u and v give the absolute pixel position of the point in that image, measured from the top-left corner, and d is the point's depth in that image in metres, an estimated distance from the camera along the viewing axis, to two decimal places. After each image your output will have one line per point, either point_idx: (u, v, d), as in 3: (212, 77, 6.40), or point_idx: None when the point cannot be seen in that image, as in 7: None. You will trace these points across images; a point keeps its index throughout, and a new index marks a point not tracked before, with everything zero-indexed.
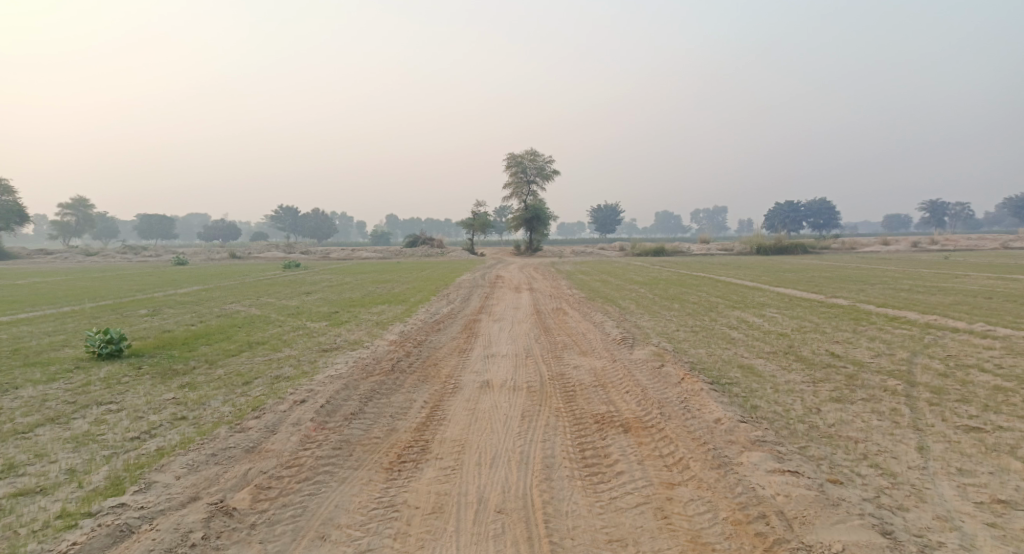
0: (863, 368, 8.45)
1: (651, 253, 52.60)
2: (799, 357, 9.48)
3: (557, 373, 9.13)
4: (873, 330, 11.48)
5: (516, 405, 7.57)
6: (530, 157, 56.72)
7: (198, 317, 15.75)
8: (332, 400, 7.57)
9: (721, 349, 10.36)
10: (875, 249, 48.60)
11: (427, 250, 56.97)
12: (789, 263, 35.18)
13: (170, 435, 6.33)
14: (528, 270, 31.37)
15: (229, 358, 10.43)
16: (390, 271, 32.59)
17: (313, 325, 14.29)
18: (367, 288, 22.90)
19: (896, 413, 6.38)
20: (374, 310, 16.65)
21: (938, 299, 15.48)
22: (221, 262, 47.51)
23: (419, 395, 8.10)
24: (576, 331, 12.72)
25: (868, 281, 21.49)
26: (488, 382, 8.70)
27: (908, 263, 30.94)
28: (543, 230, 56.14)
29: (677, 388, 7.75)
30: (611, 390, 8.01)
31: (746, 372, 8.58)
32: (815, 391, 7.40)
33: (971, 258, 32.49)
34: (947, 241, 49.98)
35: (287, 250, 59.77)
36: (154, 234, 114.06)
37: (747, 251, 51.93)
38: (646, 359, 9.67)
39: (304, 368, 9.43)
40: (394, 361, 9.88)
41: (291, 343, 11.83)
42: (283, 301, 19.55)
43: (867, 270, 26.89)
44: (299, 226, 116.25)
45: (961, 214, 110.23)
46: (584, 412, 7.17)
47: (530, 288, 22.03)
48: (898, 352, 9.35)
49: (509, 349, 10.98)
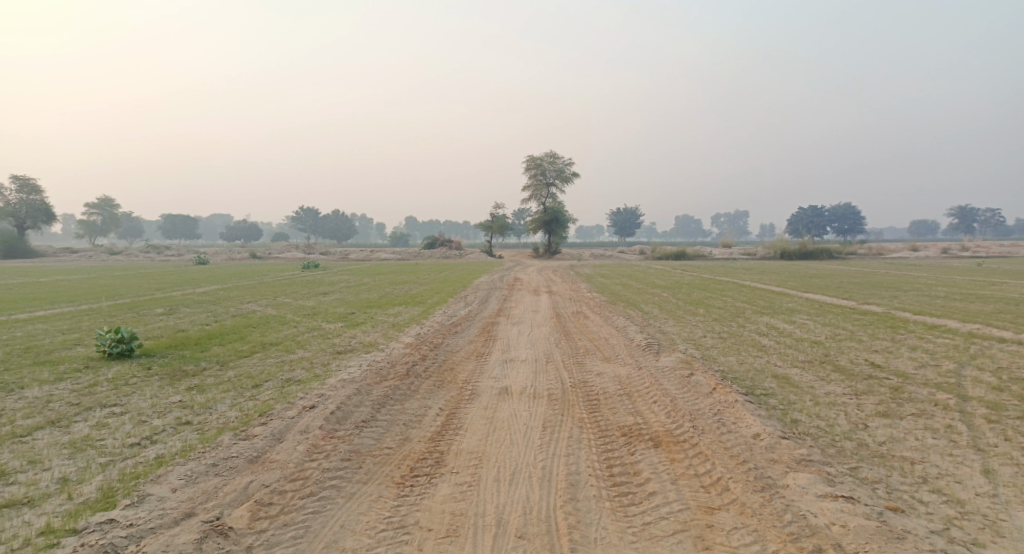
0: (908, 380, 7.84)
1: (672, 257, 51.74)
2: (837, 366, 8.89)
3: (579, 380, 8.69)
4: (913, 339, 10.79)
5: (536, 414, 7.16)
6: (550, 159, 56.30)
7: (214, 317, 15.65)
8: (345, 407, 7.25)
9: (753, 358, 9.81)
10: (904, 255, 47.11)
11: (445, 252, 56.85)
12: (815, 268, 34.15)
13: (171, 442, 6.07)
14: (548, 273, 30.97)
15: (241, 360, 10.20)
16: (408, 272, 32.48)
17: (327, 326, 14.06)
18: (384, 289, 22.66)
19: (953, 430, 5.78)
20: (390, 311, 16.39)
21: (979, 307, 14.64)
22: (242, 261, 48.02)
23: (434, 402, 7.73)
24: (597, 336, 12.25)
25: (901, 288, 20.59)
26: (507, 389, 8.29)
27: (942, 269, 29.75)
28: (561, 233, 55.62)
29: (709, 398, 7.26)
30: (637, 401, 7.56)
31: (781, 383, 8.02)
32: (860, 404, 6.83)
33: (1008, 265, 31.15)
34: (980, 247, 48.31)
35: (307, 250, 60.23)
36: (178, 235, 116.18)
37: (771, 256, 50.82)
38: (673, 367, 9.17)
39: (315, 371, 9.17)
40: (409, 365, 9.56)
41: (304, 344, 11.58)
42: (300, 302, 19.40)
43: (900, 276, 25.91)
44: (320, 227, 117.46)
45: (993, 221, 106.86)
46: (609, 423, 6.74)
47: (549, 291, 21.60)
48: (944, 363, 8.69)
49: (528, 354, 10.55)
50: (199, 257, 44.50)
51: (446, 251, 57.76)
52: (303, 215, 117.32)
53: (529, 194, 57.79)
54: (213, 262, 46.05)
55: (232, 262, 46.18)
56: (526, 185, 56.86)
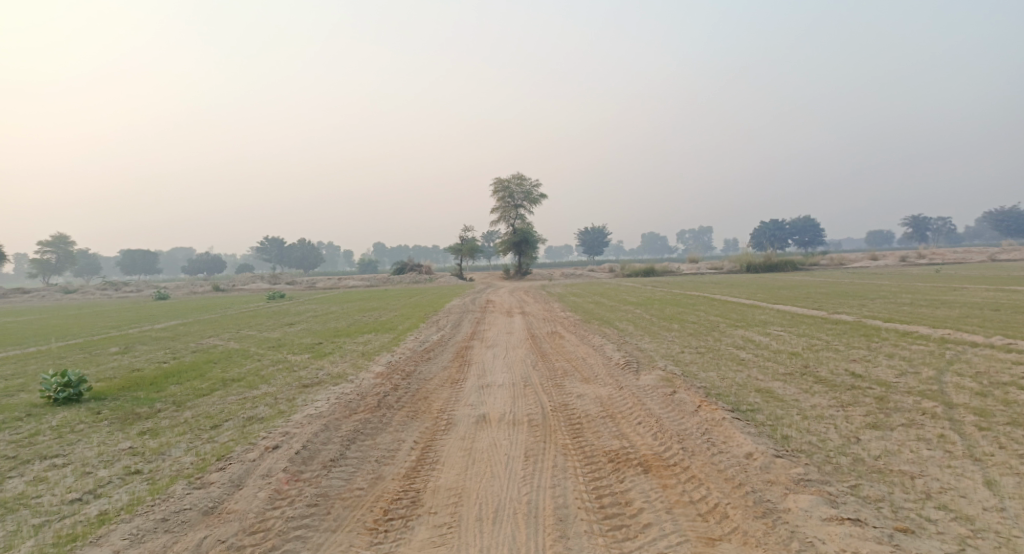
0: (891, 389, 7.78)
1: (642, 274, 52.22)
2: (819, 378, 8.79)
3: (559, 403, 8.35)
4: (888, 347, 10.86)
5: (517, 443, 6.78)
6: (517, 181, 56.57)
7: (172, 354, 14.75)
8: (311, 445, 6.73)
9: (733, 372, 9.67)
10: (864, 264, 48.60)
11: (415, 277, 56.08)
12: (781, 280, 34.80)
13: (117, 496, 5.43)
14: (519, 294, 30.70)
15: (200, 399, 9.49)
16: (378, 298, 31.76)
17: (294, 358, 13.38)
18: (353, 317, 21.93)
19: (946, 440, 5.65)
20: (360, 340, 15.79)
21: (945, 312, 14.98)
22: (203, 294, 46.36)
23: (408, 434, 7.26)
24: (575, 356, 11.95)
25: (866, 296, 21.02)
26: (485, 416, 7.90)
27: (901, 276, 30.64)
28: (532, 254, 55.63)
29: (696, 417, 7.01)
30: (621, 423, 7.26)
31: (766, 397, 7.84)
32: (848, 416, 6.68)
33: (963, 270, 32.32)
34: (933, 254, 50.29)
35: (272, 281, 58.54)
36: (136, 269, 111.86)
37: (737, 269, 51.81)
38: (655, 385, 8.92)
39: (281, 407, 8.58)
40: (381, 396, 9.04)
41: (269, 379, 10.92)
42: (265, 333, 18.56)
43: (864, 284, 26.56)
44: (286, 257, 114.94)
45: (942, 230, 112.01)
46: (594, 449, 6.41)
47: (523, 312, 21.26)
48: (924, 370, 8.69)
49: (505, 378, 10.15)
50: (158, 292, 42.72)
51: (416, 275, 57.04)
52: (267, 245, 114.79)
53: (498, 216, 57.78)
54: (173, 297, 44.18)
55: (192, 296, 44.46)
56: (494, 207, 56.85)
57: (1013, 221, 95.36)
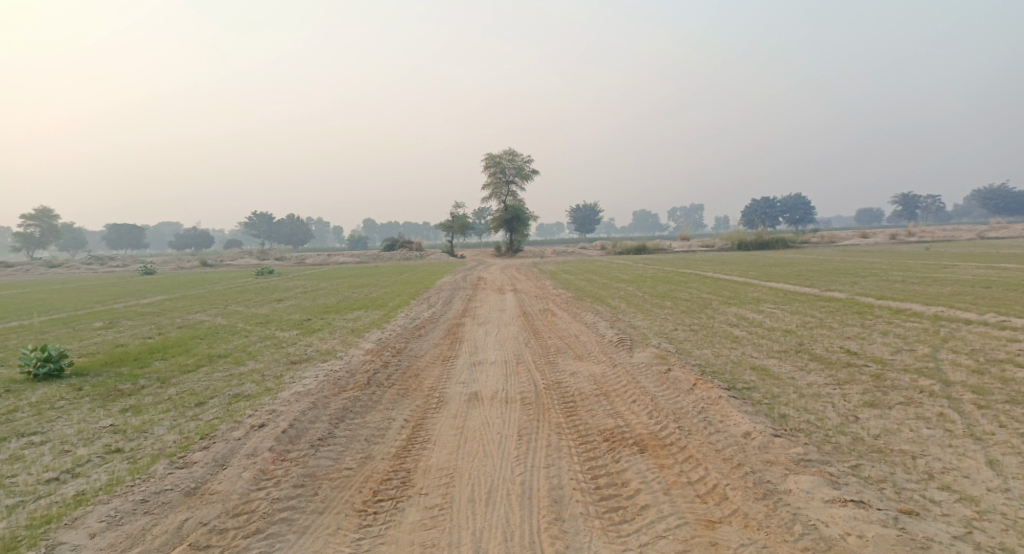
0: (888, 367, 7.70)
1: (633, 252, 52.17)
2: (814, 355, 8.70)
3: (552, 381, 8.21)
4: (882, 324, 10.82)
5: (510, 421, 6.63)
6: (508, 156, 55.87)
7: (157, 329, 14.43)
8: (299, 423, 6.54)
9: (728, 350, 9.57)
10: (854, 242, 48.81)
11: (406, 254, 55.62)
12: (772, 258, 34.81)
13: (96, 476, 5.22)
14: (511, 271, 30.50)
15: (185, 375, 9.25)
16: (368, 275, 31.43)
17: (282, 334, 13.13)
18: (342, 294, 21.63)
19: (945, 419, 5.56)
20: (350, 316, 15.56)
21: (937, 290, 14.98)
22: (191, 270, 45.69)
23: (398, 413, 7.10)
24: (567, 333, 11.80)
25: (858, 273, 21.03)
26: (477, 394, 7.74)
27: (892, 255, 30.75)
28: (523, 231, 55.33)
29: (691, 395, 6.89)
30: (615, 401, 7.13)
31: (762, 375, 7.74)
32: (845, 395, 6.59)
33: (952, 248, 32.48)
34: (922, 232, 50.57)
35: (260, 257, 57.82)
36: (122, 245, 110.08)
37: (728, 247, 51.88)
38: (649, 363, 8.80)
39: (268, 384, 8.36)
40: (370, 373, 8.84)
41: (256, 355, 10.68)
42: (253, 309, 18.25)
43: (854, 262, 26.60)
44: (275, 232, 113.69)
45: (930, 208, 112.76)
46: (588, 427, 6.28)
47: (515, 289, 21.08)
48: (919, 348, 8.62)
49: (497, 355, 9.98)
50: (144, 267, 42.01)
51: (407, 252, 56.54)
52: (255, 220, 113.34)
53: (489, 192, 57.20)
54: (160, 272, 43.50)
55: (179, 271, 43.84)
56: (485, 183, 56.23)
57: (1000, 200, 96.19)
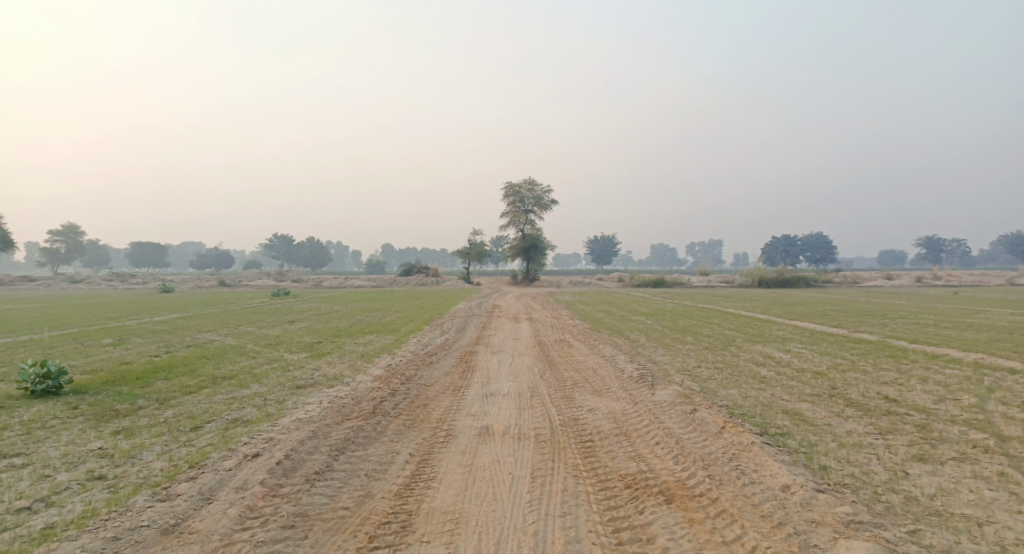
0: (933, 417, 7.06)
1: (651, 285, 51.49)
2: (850, 401, 8.08)
3: (569, 418, 7.71)
4: (920, 369, 10.14)
5: (523, 460, 6.16)
6: (528, 186, 56.01)
7: (166, 348, 14.24)
8: (296, 454, 6.15)
9: (756, 391, 8.98)
10: (878, 283, 47.63)
11: (422, 279, 55.58)
12: (795, 296, 33.89)
13: (70, 506, 4.94)
14: (527, 300, 30.08)
15: (185, 397, 8.93)
16: (383, 299, 31.23)
17: (290, 357, 12.81)
18: (355, 318, 21.35)
19: (1008, 479, 4.93)
20: (361, 340, 15.22)
21: (975, 336, 14.17)
22: (209, 289, 46.18)
23: (403, 446, 6.66)
24: (584, 366, 11.28)
25: (887, 315, 20.19)
26: (488, 428, 7.28)
27: (921, 297, 29.76)
28: (540, 260, 55.05)
29: (720, 440, 6.35)
30: (637, 442, 6.62)
31: (796, 420, 7.14)
32: (890, 446, 5.98)
33: (984, 293, 31.44)
34: (950, 276, 49.21)
35: (278, 278, 58.32)
36: (146, 263, 112.03)
37: (748, 283, 50.96)
38: (672, 402, 8.25)
39: (268, 409, 7.99)
40: (377, 401, 8.43)
41: (261, 378, 10.34)
42: (264, 330, 18.01)
43: (882, 303, 25.74)
44: (295, 255, 115.12)
45: (957, 252, 110.33)
46: (608, 471, 5.77)
47: (530, 319, 20.55)
48: (965, 397, 7.96)
49: (510, 387, 9.50)
50: (163, 284, 42.34)
51: (422, 278, 56.46)
52: (276, 242, 115.09)
53: (507, 221, 57.22)
54: (179, 291, 43.82)
55: (198, 290, 44.25)
56: (503, 212, 56.31)
57: None
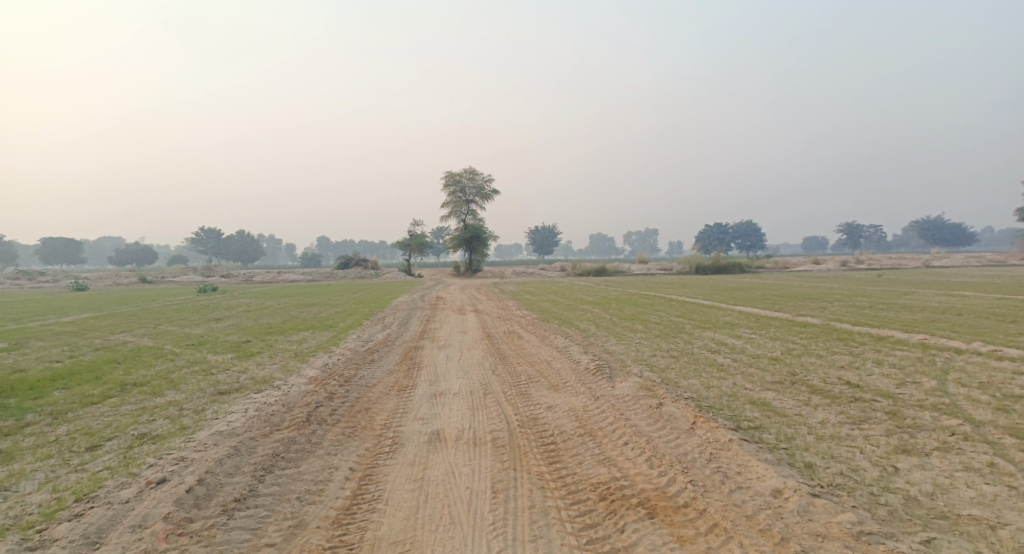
0: (900, 403, 7.01)
1: (594, 274, 51.91)
2: (813, 388, 7.92)
3: (527, 418, 7.02)
4: (872, 352, 10.24)
5: (481, 470, 5.42)
6: (469, 175, 54.90)
7: (69, 352, 12.35)
8: (211, 476, 5.10)
9: (717, 380, 8.70)
10: (808, 269, 50.15)
11: (362, 272, 53.43)
12: (734, 281, 34.87)
13: None
14: (472, 291, 29.23)
15: (85, 409, 7.48)
16: (320, 293, 29.47)
17: (214, 359, 11.43)
18: (289, 314, 19.72)
19: (1000, 471, 4.78)
20: (295, 338, 13.94)
21: (910, 317, 14.72)
22: (126, 286, 42.43)
23: (342, 460, 5.75)
24: (538, 359, 10.68)
25: (824, 299, 20.92)
26: (438, 434, 6.48)
27: (851, 280, 31.32)
28: (483, 250, 54.18)
29: (695, 438, 5.87)
30: (603, 443, 6.05)
31: (766, 412, 6.82)
32: (869, 438, 5.82)
33: (905, 276, 33.53)
34: (871, 260, 52.42)
35: (206, 273, 54.46)
36: (54, 260, 102.32)
37: (688, 270, 52.40)
38: (635, 395, 7.77)
39: (183, 421, 6.81)
40: (311, 408, 7.42)
41: (179, 384, 9.02)
42: (186, 329, 16.25)
43: (816, 287, 26.81)
44: (223, 248, 108.64)
45: (872, 238, 118.77)
46: (577, 480, 5.13)
47: (476, 310, 19.75)
48: (924, 381, 8.01)
49: (461, 385, 8.72)
50: (73, 282, 38.11)
51: (361, 271, 54.24)
52: (203, 235, 107.94)
53: (449, 211, 55.88)
54: (93, 288, 39.79)
55: (115, 288, 40.53)
56: (445, 202, 54.93)
57: (935, 231, 102.25)
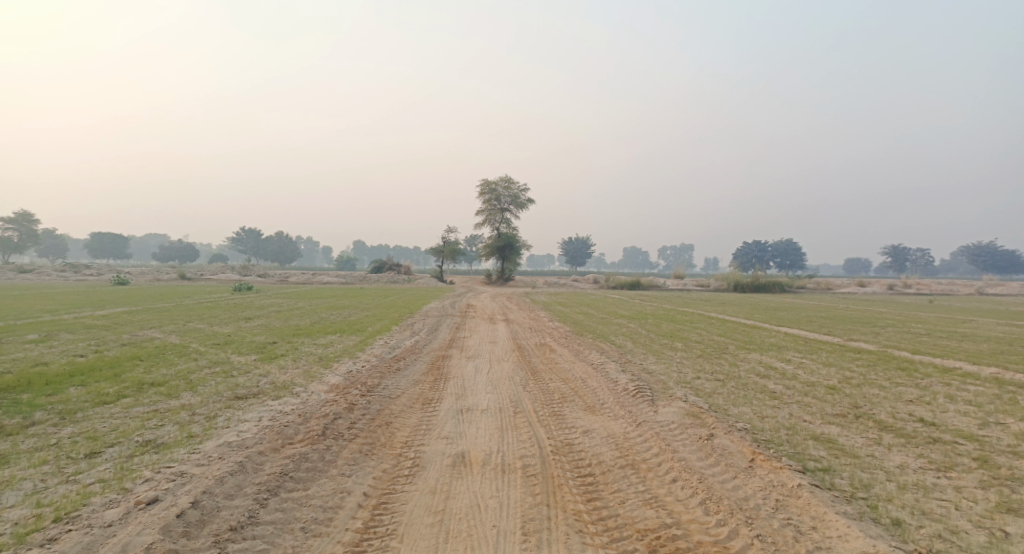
0: (991, 448, 6.05)
1: (627, 287, 50.82)
2: (882, 425, 7.00)
3: (561, 443, 6.37)
4: (942, 385, 9.19)
5: (510, 505, 4.79)
6: (504, 185, 54.46)
7: (97, 347, 12.26)
8: (208, 498, 4.65)
9: (771, 409, 7.85)
10: (852, 291, 47.93)
11: (393, 277, 53.59)
12: (774, 302, 33.33)
13: None
14: (502, 300, 28.68)
15: (96, 409, 7.17)
16: (351, 296, 29.39)
17: (237, 360, 11.13)
18: (319, 316, 19.51)
19: None
20: (320, 341, 13.60)
21: (977, 347, 13.44)
22: (166, 282, 43.48)
23: (356, 483, 5.21)
24: (571, 376, 9.97)
25: (876, 323, 19.55)
26: (464, 457, 5.87)
27: (901, 305, 29.48)
28: (515, 260, 53.70)
29: (755, 480, 5.11)
30: (649, 478, 5.34)
31: (833, 451, 5.97)
32: (962, 489, 4.92)
33: (960, 303, 31.46)
34: (921, 284, 49.66)
35: (243, 272, 55.64)
36: (103, 254, 106.61)
37: (724, 288, 50.81)
38: (681, 424, 7.01)
39: (192, 429, 6.39)
40: (328, 421, 6.91)
41: (197, 385, 8.70)
42: (215, 328, 16.15)
43: (863, 311, 25.27)
44: (262, 249, 111.41)
45: (921, 261, 113.48)
46: (620, 524, 4.45)
47: (506, 320, 19.14)
48: (1012, 422, 7.01)
49: (489, 401, 8.10)
50: (118, 276, 39.20)
51: (393, 275, 54.51)
52: (243, 235, 110.94)
53: (483, 220, 55.63)
54: (135, 283, 40.91)
55: (155, 283, 41.59)
56: (478, 210, 54.74)
57: (989, 256, 96.88)
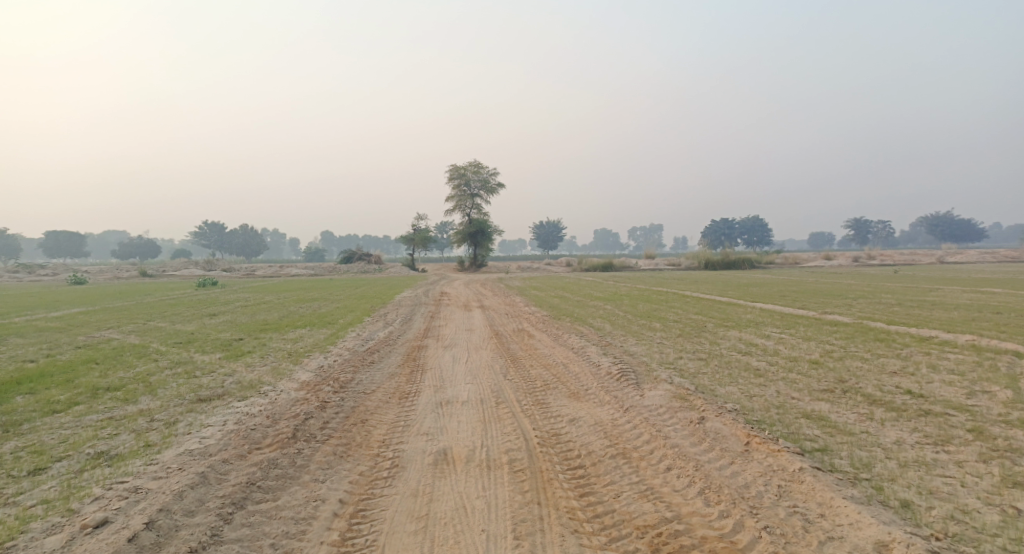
0: (983, 419, 5.97)
1: (600, 268, 50.94)
2: (871, 399, 6.90)
3: (548, 433, 6.05)
4: (923, 355, 9.21)
5: (499, 506, 4.44)
6: (474, 169, 53.65)
7: (47, 350, 11.43)
8: (165, 517, 4.17)
9: (758, 387, 7.69)
10: (819, 264, 49.01)
11: (364, 267, 52.53)
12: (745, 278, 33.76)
13: None
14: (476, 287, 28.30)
15: (44, 420, 6.54)
16: (321, 288, 28.58)
17: (201, 359, 10.49)
18: (288, 309, 18.76)
19: None
20: (290, 336, 13.00)
21: (948, 315, 13.67)
22: (126, 279, 41.75)
23: (330, 489, 4.78)
24: (553, 362, 9.68)
25: (847, 296, 19.88)
26: (446, 455, 5.49)
27: (868, 276, 30.17)
28: (488, 245, 53.18)
29: (755, 465, 4.89)
30: (644, 468, 5.06)
31: (828, 429, 5.80)
32: (965, 464, 4.79)
33: (923, 272, 32.43)
34: (884, 256, 51.14)
35: (207, 268, 53.72)
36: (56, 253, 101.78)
37: (696, 266, 51.36)
38: (670, 407, 6.77)
39: (150, 437, 5.85)
40: (299, 422, 6.43)
41: (156, 389, 8.09)
42: (177, 326, 15.32)
43: (832, 284, 25.72)
44: (227, 243, 108.08)
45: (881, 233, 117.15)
46: (618, 521, 4.16)
47: (482, 307, 18.76)
48: (996, 390, 6.99)
49: (469, 392, 7.72)
50: (74, 275, 37.35)
51: (364, 265, 53.40)
52: (206, 229, 107.35)
53: (453, 206, 54.79)
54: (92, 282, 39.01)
55: (114, 281, 39.82)
56: (448, 196, 53.86)
57: (945, 226, 100.54)
